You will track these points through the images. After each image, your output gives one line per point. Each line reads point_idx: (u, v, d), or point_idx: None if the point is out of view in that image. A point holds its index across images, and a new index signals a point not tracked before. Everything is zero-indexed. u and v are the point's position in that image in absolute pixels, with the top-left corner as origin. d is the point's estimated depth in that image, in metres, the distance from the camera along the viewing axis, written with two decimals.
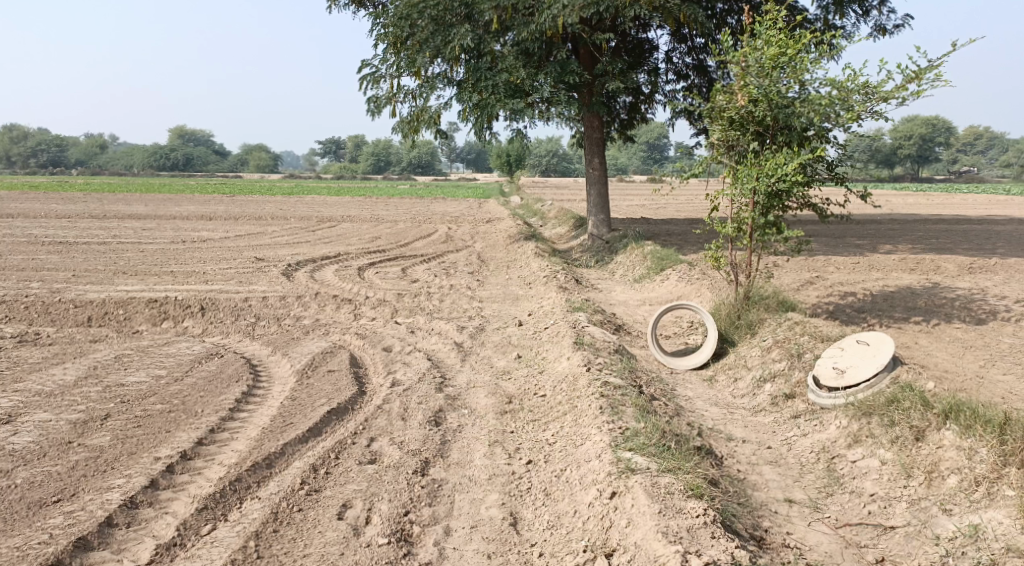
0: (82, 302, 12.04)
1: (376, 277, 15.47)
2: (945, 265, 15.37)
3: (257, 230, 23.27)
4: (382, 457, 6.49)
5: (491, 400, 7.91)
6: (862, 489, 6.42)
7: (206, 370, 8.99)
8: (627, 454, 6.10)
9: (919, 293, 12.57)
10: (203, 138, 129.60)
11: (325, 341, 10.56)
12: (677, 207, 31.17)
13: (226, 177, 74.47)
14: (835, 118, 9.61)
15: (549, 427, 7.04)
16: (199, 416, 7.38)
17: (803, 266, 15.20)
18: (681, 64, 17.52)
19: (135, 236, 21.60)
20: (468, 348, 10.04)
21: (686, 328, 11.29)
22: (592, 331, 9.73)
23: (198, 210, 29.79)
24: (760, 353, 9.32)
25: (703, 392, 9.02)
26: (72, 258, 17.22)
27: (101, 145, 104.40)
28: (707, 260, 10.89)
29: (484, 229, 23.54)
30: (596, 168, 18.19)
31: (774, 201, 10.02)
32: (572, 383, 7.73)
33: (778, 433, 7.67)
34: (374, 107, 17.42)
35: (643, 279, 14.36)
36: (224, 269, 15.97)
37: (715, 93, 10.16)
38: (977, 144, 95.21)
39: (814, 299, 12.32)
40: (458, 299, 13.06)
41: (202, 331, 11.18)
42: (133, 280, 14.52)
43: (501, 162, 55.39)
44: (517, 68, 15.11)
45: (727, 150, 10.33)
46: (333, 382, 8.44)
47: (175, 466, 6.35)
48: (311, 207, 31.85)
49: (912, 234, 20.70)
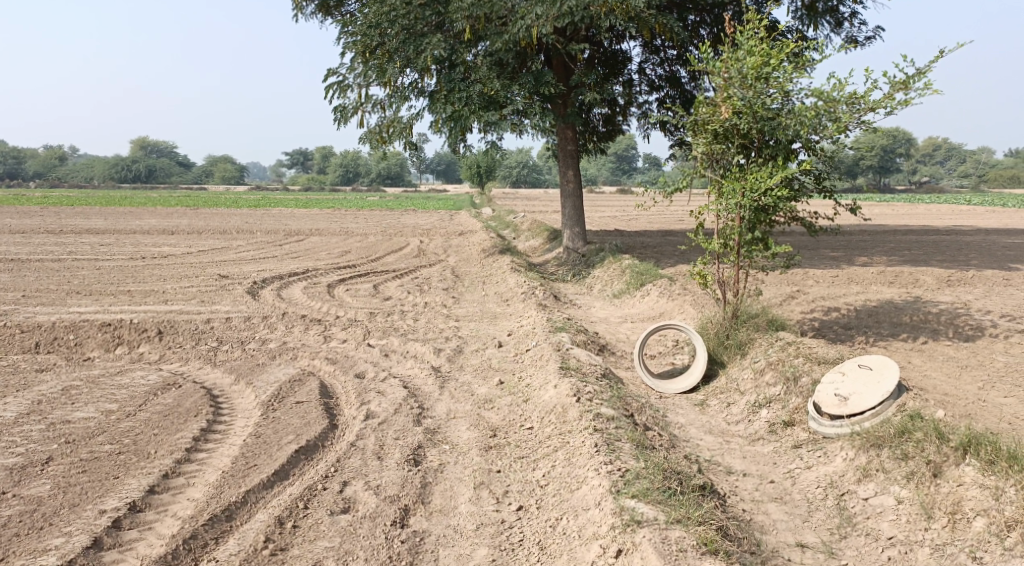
0: (32, 327, 11.33)
1: (346, 294, 14.88)
2: (924, 278, 15.06)
3: (222, 245, 22.55)
4: (357, 505, 5.93)
5: (473, 433, 7.35)
6: (879, 531, 6.01)
7: (163, 402, 8.35)
8: (630, 502, 5.59)
9: (904, 308, 12.19)
10: (167, 150, 127.93)
11: (292, 367, 9.96)
12: (649, 218, 30.89)
13: (193, 189, 73.21)
14: (822, 130, 9.16)
15: (538, 466, 6.51)
16: (153, 457, 6.78)
17: (785, 280, 14.81)
18: (653, 75, 17.11)
19: (93, 252, 20.80)
20: (445, 373, 9.49)
21: (672, 347, 10.81)
22: (575, 354, 9.22)
23: (161, 223, 28.95)
24: (752, 376, 8.87)
25: (694, 418, 8.54)
26: (26, 277, 16.44)
27: (63, 158, 102.34)
28: (692, 278, 10.34)
29: (456, 242, 22.99)
30: (570, 180, 17.66)
31: (761, 216, 9.53)
32: (560, 415, 7.21)
33: (780, 464, 7.21)
34: (340, 118, 16.84)
35: (622, 294, 13.88)
36: (187, 288, 15.29)
37: (697, 105, 9.69)
38: (938, 155, 96.43)
39: (799, 315, 11.92)
40: (432, 318, 12.50)
41: (160, 357, 10.52)
42: (88, 301, 13.81)
43: (470, 173, 54.93)
44: (491, 79, 14.59)
45: (711, 164, 9.84)
46: (302, 415, 7.84)
47: (122, 521, 5.75)
48: (278, 220, 31.17)
49: (885, 245, 20.43)
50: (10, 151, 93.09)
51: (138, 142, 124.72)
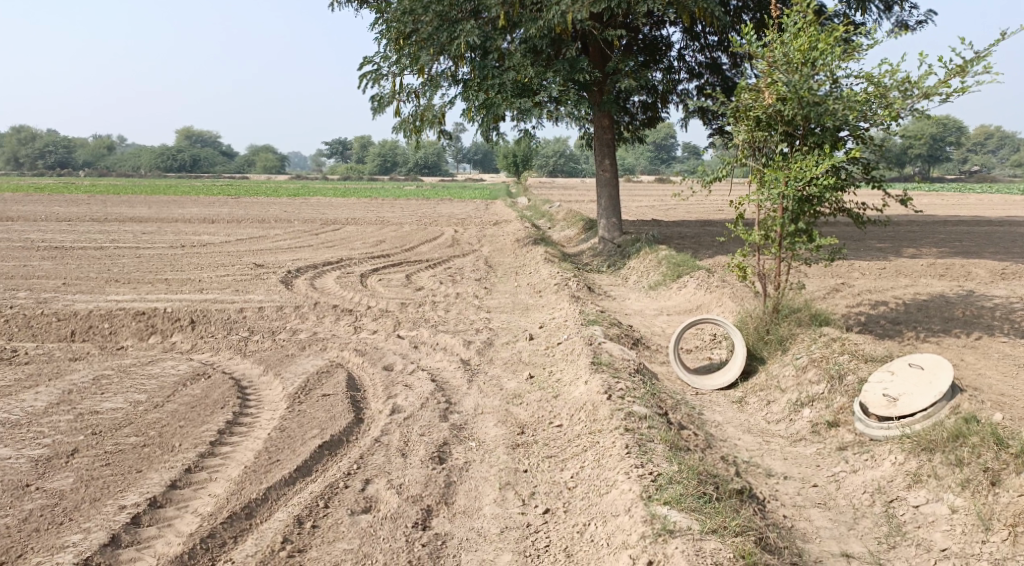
0: (66, 315, 11.28)
1: (379, 284, 14.69)
2: (976, 270, 14.48)
3: (259, 234, 22.52)
4: (379, 505, 5.71)
5: (502, 430, 7.09)
6: (931, 543, 5.69)
7: (190, 394, 8.20)
8: (662, 509, 5.30)
9: (955, 302, 11.68)
10: (209, 139, 129.34)
11: (321, 358, 9.78)
12: (687, 208, 30.34)
13: (234, 178, 73.77)
14: (872, 116, 8.73)
15: (568, 467, 6.24)
16: (177, 451, 6.60)
17: (828, 272, 14.33)
18: (694, 62, 16.67)
19: (133, 240, 20.89)
20: (476, 366, 9.24)
21: (710, 341, 10.44)
22: (610, 348, 8.91)
23: (200, 212, 29.06)
24: (794, 373, 8.49)
25: (733, 417, 8.20)
26: (65, 265, 16.50)
27: (109, 147, 103.81)
28: (731, 270, 9.95)
29: (491, 232, 22.72)
30: (607, 170, 17.28)
31: (805, 206, 9.13)
32: (591, 413, 6.91)
33: (823, 467, 6.88)
34: (375, 106, 16.65)
35: (659, 286, 13.52)
36: (221, 277, 15.22)
37: (739, 91, 9.29)
38: (988, 145, 93.91)
39: (843, 308, 11.47)
40: (464, 309, 12.25)
41: (191, 347, 10.40)
42: (124, 289, 13.78)
43: (508, 162, 54.61)
44: (526, 66, 14.27)
45: (753, 152, 9.45)
46: (328, 408, 7.64)
47: (141, 518, 5.58)
48: (316, 209, 31.18)
49: (935, 236, 19.75)
50: (58, 140, 94.61)
51: (180, 131, 125.99)
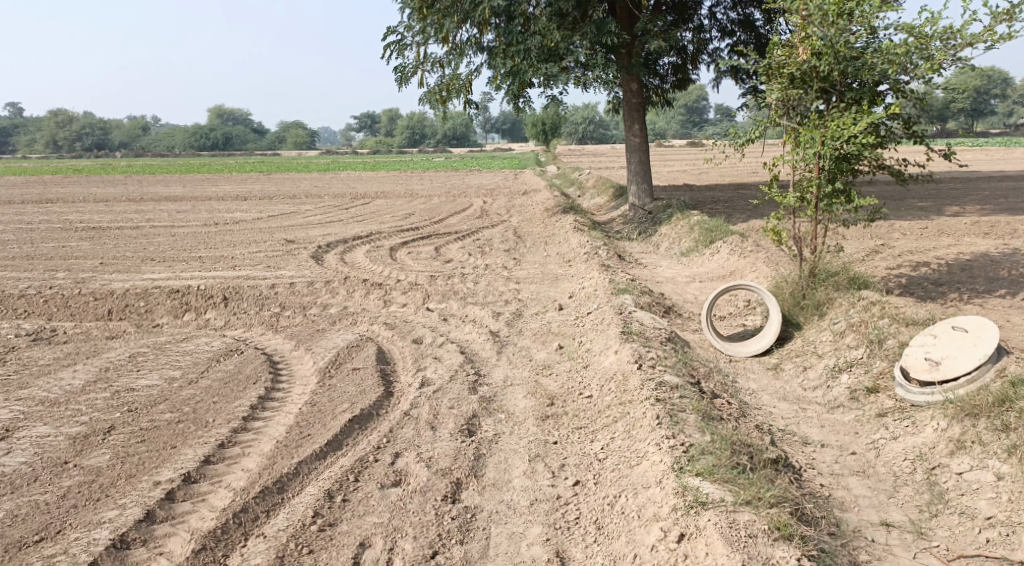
0: (101, 294, 11.36)
1: (409, 257, 14.62)
2: (1021, 228, 14.03)
3: (291, 210, 22.56)
4: (408, 478, 5.65)
5: (531, 401, 6.99)
6: (975, 511, 5.51)
7: (223, 370, 8.20)
8: (694, 481, 5.19)
9: (999, 261, 11.32)
10: (241, 117, 130.10)
11: (352, 333, 9.74)
12: (720, 172, 29.85)
13: (268, 155, 74.11)
14: (913, 69, 8.41)
15: (598, 438, 6.13)
16: (211, 426, 6.59)
17: (865, 233, 13.99)
18: (725, 20, 16.28)
19: (168, 219, 21.03)
20: (505, 338, 9.14)
21: (743, 308, 10.24)
22: (641, 317, 8.76)
23: (233, 190, 29.17)
24: (832, 338, 8.31)
25: (768, 384, 8.04)
26: (101, 245, 16.64)
27: (144, 127, 104.74)
28: (766, 234, 9.72)
29: (521, 202, 22.56)
30: (637, 135, 17.00)
31: (842, 165, 8.85)
32: (621, 383, 6.79)
33: (862, 435, 6.72)
34: (401, 78, 16.50)
35: (691, 253, 13.29)
36: (253, 253, 15.25)
37: (772, 48, 8.99)
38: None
39: (882, 271, 11.18)
40: (494, 281, 12.13)
41: (224, 323, 10.41)
42: (159, 267, 13.85)
43: (538, 131, 54.17)
44: (551, 30, 14.03)
45: (787, 111, 9.16)
46: (357, 382, 7.60)
47: (176, 493, 5.58)
48: (346, 184, 31.17)
49: (978, 194, 19.22)
50: (94, 122, 95.63)
51: (213, 110, 126.72)
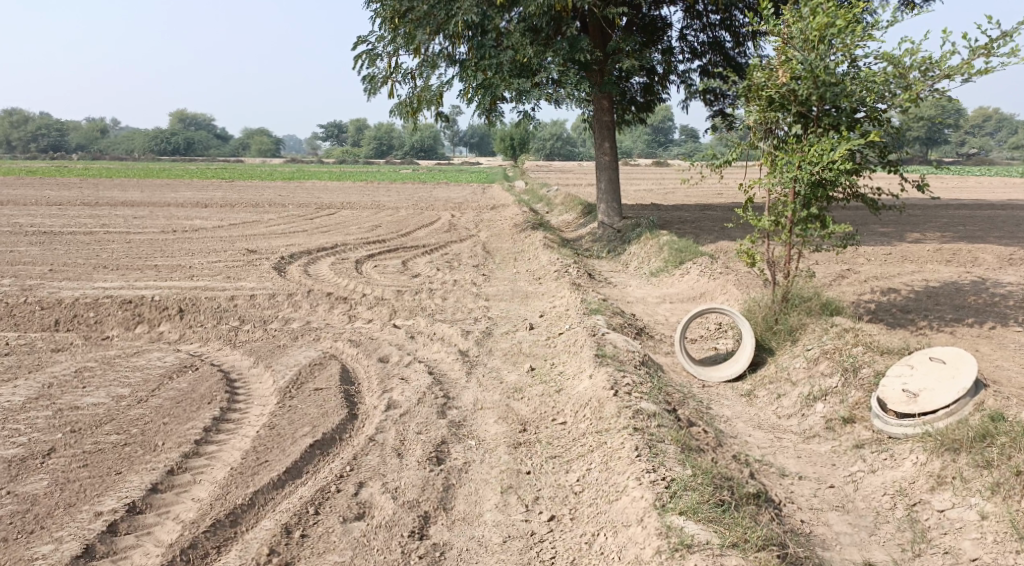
0: (50, 303, 10.91)
1: (374, 271, 14.32)
2: (983, 256, 14.16)
3: (253, 218, 22.11)
4: (373, 510, 5.38)
5: (502, 427, 6.75)
6: (960, 552, 5.42)
7: (176, 388, 7.84)
8: (678, 520, 5.01)
9: (966, 289, 11.35)
10: (203, 122, 128.56)
11: (314, 349, 9.43)
12: (686, 192, 29.91)
13: (230, 162, 72.98)
14: (890, 98, 8.38)
15: (573, 468, 5.93)
16: (159, 451, 6.25)
17: (832, 258, 14.01)
18: (696, 42, 16.25)
19: (123, 224, 20.46)
20: (474, 358, 8.90)
21: (715, 330, 10.12)
22: (613, 339, 8.56)
23: (193, 196, 28.56)
24: (804, 365, 8.12)
25: (741, 411, 7.89)
26: (53, 251, 16.09)
27: (102, 130, 102.78)
28: (739, 257, 9.59)
29: (489, 217, 22.36)
30: (607, 153, 16.89)
31: (818, 191, 8.77)
32: (596, 409, 6.57)
33: (839, 467, 6.59)
34: (370, 88, 16.23)
35: (660, 273, 13.17)
36: (212, 263, 14.84)
37: (751, 69, 8.90)
38: (988, 127, 93.21)
39: (850, 296, 11.16)
40: (462, 297, 11.89)
41: (179, 337, 10.03)
42: (113, 275, 13.39)
43: (504, 145, 54.04)
44: (524, 45, 13.93)
45: (765, 134, 9.07)
46: (319, 404, 7.29)
47: (118, 525, 5.24)
48: (310, 193, 30.74)
49: (939, 220, 19.43)
50: (50, 122, 93.56)
51: (172, 115, 124.60)
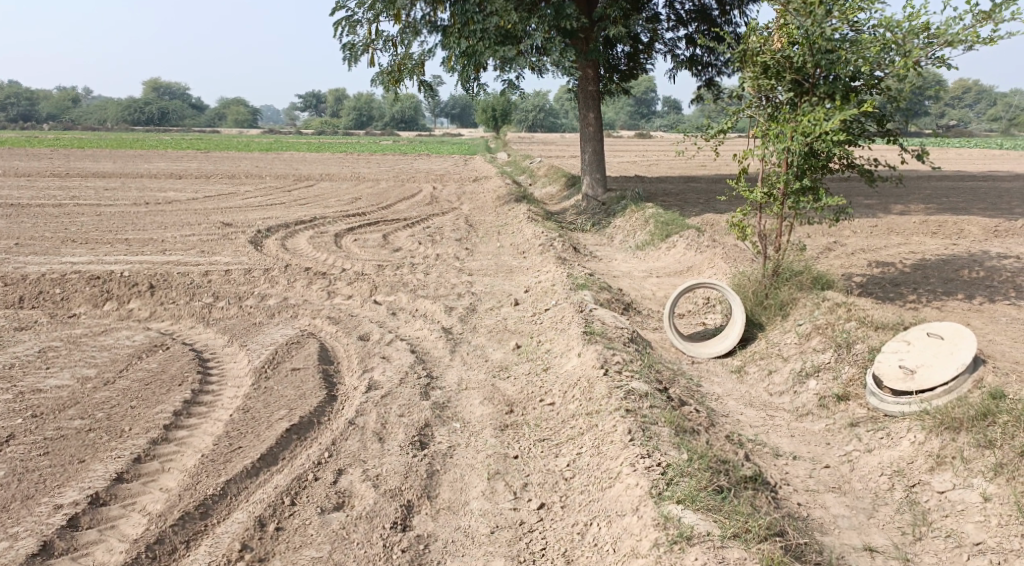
0: (15, 280, 10.53)
1: (354, 245, 13.98)
2: (969, 227, 13.99)
3: (229, 191, 21.62)
4: (353, 500, 5.16)
5: (488, 409, 6.51)
6: (963, 536, 5.26)
7: (146, 369, 7.52)
8: (675, 510, 4.82)
9: (956, 262, 11.16)
10: (179, 93, 126.67)
11: (291, 327, 9.13)
12: (669, 164, 29.63)
13: (207, 133, 71.80)
14: (888, 66, 8.14)
15: (562, 453, 5.71)
16: (125, 437, 5.97)
17: (819, 230, 13.81)
18: (682, 10, 15.92)
19: (95, 197, 19.92)
20: (457, 335, 8.63)
21: (703, 305, 9.89)
22: (600, 315, 8.32)
23: (168, 167, 27.99)
24: (796, 341, 7.92)
25: (732, 389, 7.69)
26: (21, 224, 15.60)
27: (75, 100, 100.80)
28: (730, 229, 9.33)
29: (470, 189, 22.00)
30: (591, 124, 16.56)
31: (812, 162, 8.54)
32: (586, 390, 6.35)
33: (834, 446, 6.41)
34: (350, 56, 15.80)
35: (646, 246, 12.91)
36: (187, 236, 14.44)
37: (746, 34, 8.65)
38: (967, 98, 93.22)
39: (840, 269, 10.96)
40: (444, 272, 11.60)
41: (150, 314, 9.69)
42: (83, 250, 12.97)
43: (486, 116, 53.40)
44: (508, 11, 13.43)
45: (759, 102, 8.82)
46: (297, 385, 7.01)
47: (79, 519, 5.06)
48: (288, 165, 30.23)
49: (923, 192, 19.27)
50: (22, 92, 91.53)
51: (148, 85, 122.49)
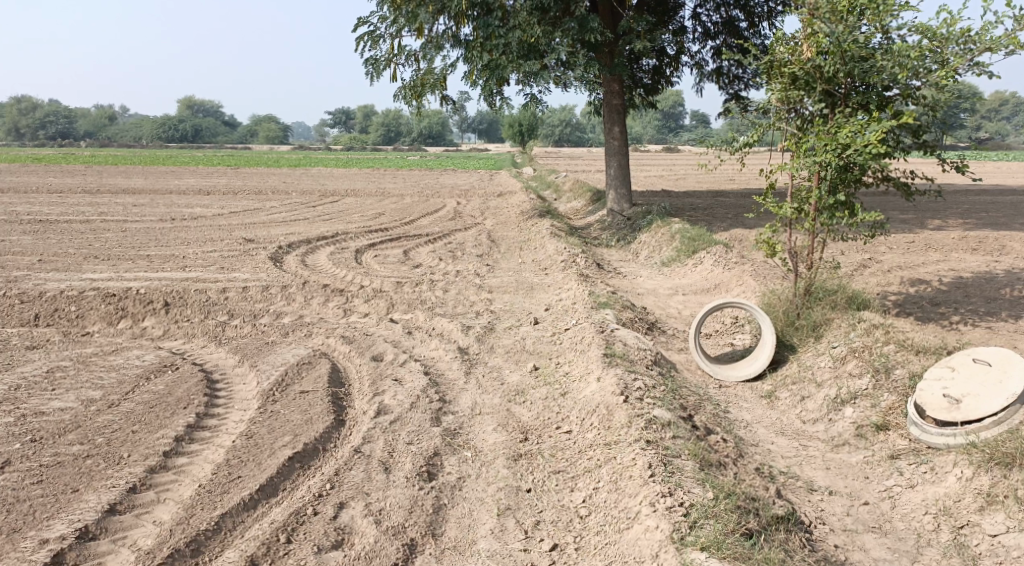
0: (31, 297, 10.34)
1: (375, 261, 13.71)
2: (1010, 243, 13.42)
3: (255, 206, 21.51)
4: (353, 537, 4.89)
5: (502, 436, 6.14)
6: None
7: (152, 391, 7.23)
8: (698, 557, 4.48)
9: (997, 280, 10.64)
10: (211, 109, 128.19)
11: (304, 347, 8.83)
12: (698, 178, 29.17)
13: (238, 149, 72.36)
14: (926, 74, 7.73)
15: (579, 488, 5.37)
16: (122, 464, 5.66)
17: (851, 247, 13.34)
18: (709, 22, 15.55)
19: (122, 213, 19.88)
20: (474, 356, 8.29)
21: (731, 325, 9.46)
22: (623, 336, 7.93)
23: (197, 183, 28.05)
24: (830, 365, 7.48)
25: (763, 416, 7.26)
26: (45, 240, 15.53)
27: (110, 116, 102.33)
28: (759, 246, 8.90)
29: (495, 204, 21.71)
30: (616, 138, 16.20)
31: (846, 176, 8.11)
32: (605, 418, 5.98)
33: (873, 480, 6.00)
34: (372, 71, 15.60)
35: (673, 262, 12.51)
36: (208, 252, 14.26)
37: (774, 44, 8.30)
38: (1004, 111, 91.65)
39: (875, 287, 10.49)
40: (464, 289, 11.28)
41: (163, 333, 9.44)
42: (103, 266, 12.81)
43: (513, 131, 53.25)
44: (532, 24, 13.22)
45: (789, 114, 8.43)
46: (304, 409, 6.68)
47: (65, 555, 4.77)
48: (315, 180, 30.19)
49: (961, 206, 18.66)
50: (59, 109, 92.85)
51: (183, 102, 124.39)
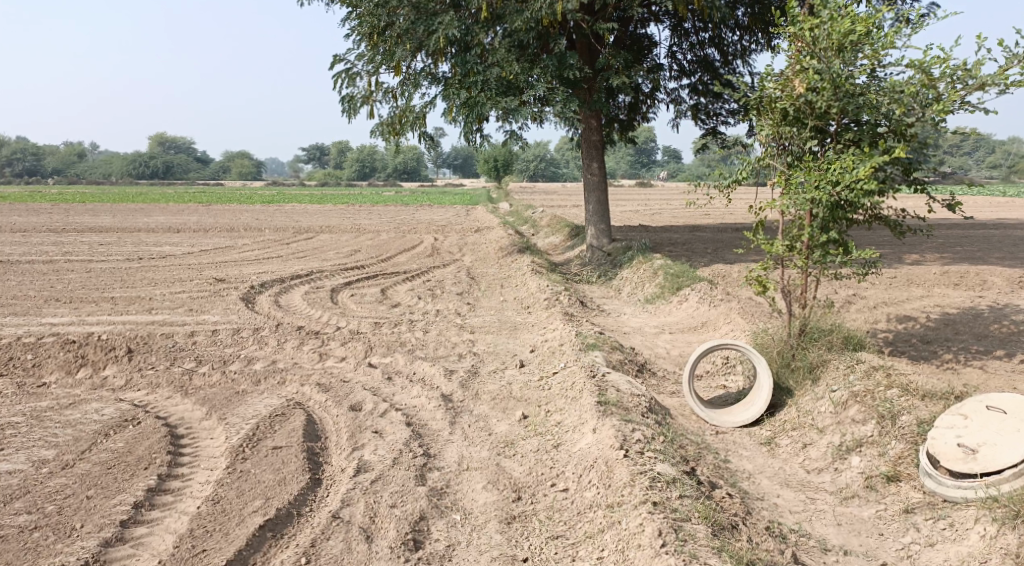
0: None
1: (351, 301, 13.26)
2: (992, 278, 13.27)
3: (226, 244, 20.98)
4: None
5: (492, 496, 5.71)
6: None
7: (111, 449, 6.71)
8: None
9: (987, 316, 10.41)
10: (182, 146, 127.31)
11: (276, 396, 8.34)
12: (674, 212, 29.04)
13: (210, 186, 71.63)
14: (919, 110, 7.49)
15: (581, 558, 5.05)
16: (75, 537, 5.18)
17: (834, 283, 13.11)
18: (684, 61, 15.40)
19: (87, 252, 19.26)
20: (458, 404, 7.85)
21: (722, 365, 9.09)
22: (615, 381, 7.52)
23: (166, 220, 27.43)
24: (832, 410, 7.12)
25: (764, 464, 6.87)
26: (5, 283, 14.89)
27: (80, 153, 101.25)
28: (749, 284, 8.53)
29: (472, 240, 21.35)
30: (595, 173, 15.94)
31: (838, 213, 7.82)
32: (604, 475, 5.59)
33: (888, 537, 5.64)
34: (347, 108, 15.25)
35: (657, 299, 12.17)
36: (176, 294, 13.73)
37: (763, 80, 8.03)
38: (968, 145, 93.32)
39: (864, 324, 10.21)
40: (444, 330, 10.86)
41: (125, 383, 8.90)
42: (65, 310, 12.22)
43: (487, 166, 53.16)
44: (510, 61, 12.96)
45: (779, 151, 8.15)
46: (276, 467, 6.19)
47: None
48: (288, 217, 29.66)
49: (937, 241, 18.60)
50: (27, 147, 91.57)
51: (154, 138, 123.64)
